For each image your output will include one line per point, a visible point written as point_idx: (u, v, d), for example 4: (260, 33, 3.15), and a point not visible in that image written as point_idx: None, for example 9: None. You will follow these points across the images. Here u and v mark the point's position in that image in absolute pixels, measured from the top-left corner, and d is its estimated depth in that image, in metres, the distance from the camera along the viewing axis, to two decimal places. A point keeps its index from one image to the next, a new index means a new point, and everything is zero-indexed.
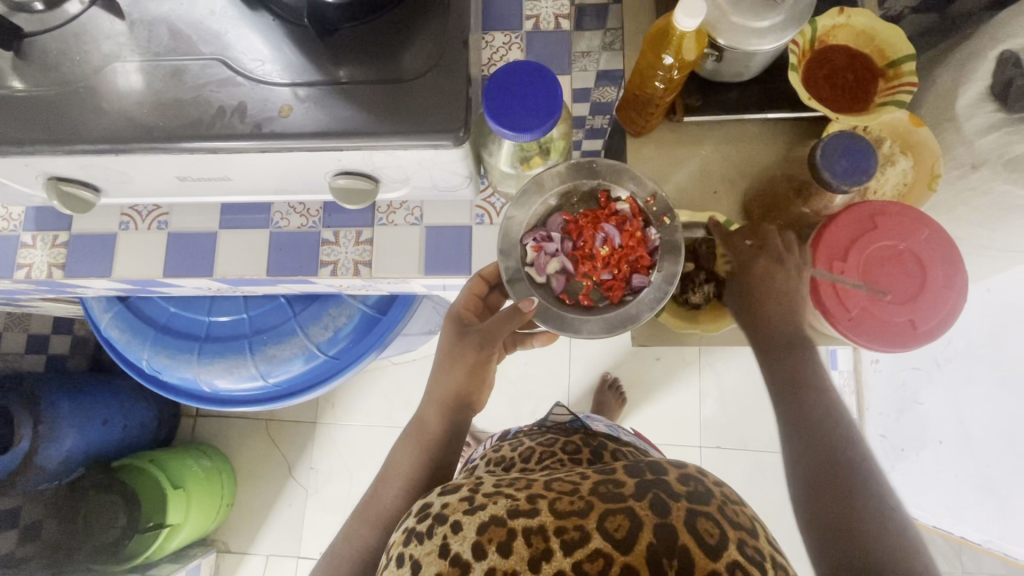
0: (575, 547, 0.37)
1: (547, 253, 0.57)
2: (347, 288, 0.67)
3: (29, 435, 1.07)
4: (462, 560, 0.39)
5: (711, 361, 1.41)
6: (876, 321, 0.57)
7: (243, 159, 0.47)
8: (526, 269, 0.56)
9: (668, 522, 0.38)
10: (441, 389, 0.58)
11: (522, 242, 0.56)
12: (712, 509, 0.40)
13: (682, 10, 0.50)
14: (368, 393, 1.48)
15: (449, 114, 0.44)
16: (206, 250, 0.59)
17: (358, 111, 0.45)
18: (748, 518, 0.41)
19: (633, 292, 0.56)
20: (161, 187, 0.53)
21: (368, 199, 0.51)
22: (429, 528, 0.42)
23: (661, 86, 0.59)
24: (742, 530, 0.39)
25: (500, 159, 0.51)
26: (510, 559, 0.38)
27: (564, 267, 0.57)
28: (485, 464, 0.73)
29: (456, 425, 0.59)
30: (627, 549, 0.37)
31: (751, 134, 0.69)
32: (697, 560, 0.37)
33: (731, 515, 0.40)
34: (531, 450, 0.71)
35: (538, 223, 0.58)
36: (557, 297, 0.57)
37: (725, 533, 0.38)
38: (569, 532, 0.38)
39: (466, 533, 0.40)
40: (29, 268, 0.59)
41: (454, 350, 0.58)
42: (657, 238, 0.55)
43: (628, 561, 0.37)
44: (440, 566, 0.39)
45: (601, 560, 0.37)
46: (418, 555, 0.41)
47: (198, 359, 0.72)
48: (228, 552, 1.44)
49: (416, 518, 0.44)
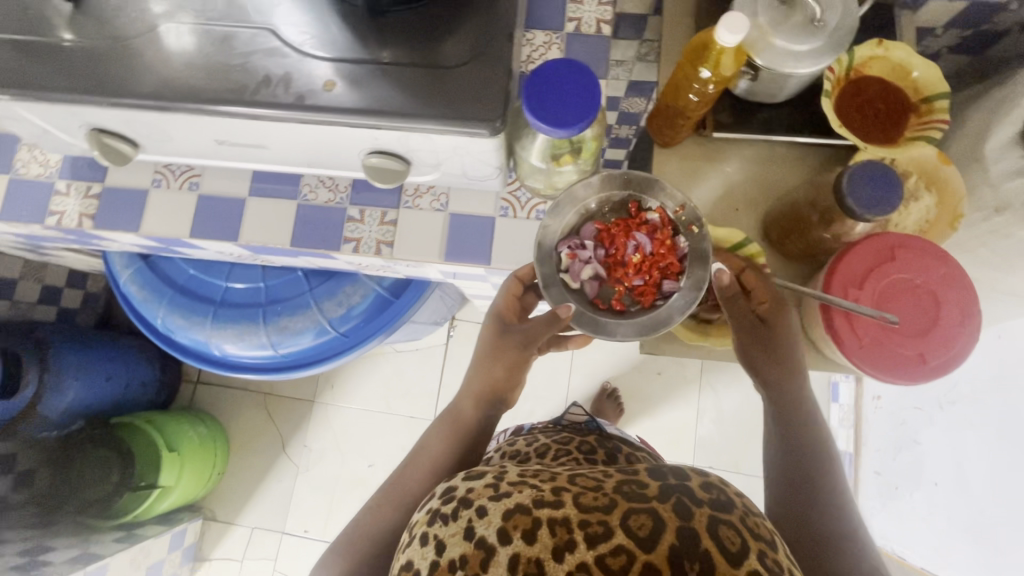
0: (598, 541, 0.44)
1: (581, 261, 0.58)
2: (365, 268, 0.67)
3: (34, 382, 1.09)
4: (488, 543, 0.46)
5: (712, 381, 1.42)
6: (887, 351, 0.58)
7: (283, 130, 0.48)
8: (561, 275, 0.57)
9: (690, 526, 0.45)
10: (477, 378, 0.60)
11: (558, 249, 0.57)
12: (732, 516, 0.46)
13: (724, 25, 0.50)
14: (368, 377, 1.49)
15: (487, 104, 0.45)
16: (233, 216, 0.59)
17: (397, 92, 0.45)
18: (767, 531, 0.47)
19: (664, 298, 0.57)
20: (198, 149, 0.54)
21: (398, 179, 0.52)
22: (456, 511, 0.49)
23: (695, 99, 0.60)
24: (761, 542, 0.46)
25: (531, 154, 0.50)
26: (534, 547, 0.45)
27: (597, 274, 0.58)
28: (499, 457, 0.75)
29: (487, 420, 0.62)
30: (649, 549, 0.43)
31: (779, 156, 0.70)
32: (717, 562, 0.43)
33: (750, 527, 0.46)
34: (546, 446, 0.73)
35: (571, 231, 0.59)
36: (590, 302, 0.58)
37: (745, 543, 0.44)
38: (593, 526, 0.45)
39: (491, 518, 0.47)
40: (61, 216, 0.60)
41: (494, 349, 0.61)
42: (686, 245, 0.56)
43: (650, 558, 0.43)
44: (466, 546, 0.46)
45: (624, 555, 0.43)
46: (445, 535, 0.48)
47: (212, 322, 0.73)
48: (214, 521, 1.45)
49: (441, 500, 0.51)
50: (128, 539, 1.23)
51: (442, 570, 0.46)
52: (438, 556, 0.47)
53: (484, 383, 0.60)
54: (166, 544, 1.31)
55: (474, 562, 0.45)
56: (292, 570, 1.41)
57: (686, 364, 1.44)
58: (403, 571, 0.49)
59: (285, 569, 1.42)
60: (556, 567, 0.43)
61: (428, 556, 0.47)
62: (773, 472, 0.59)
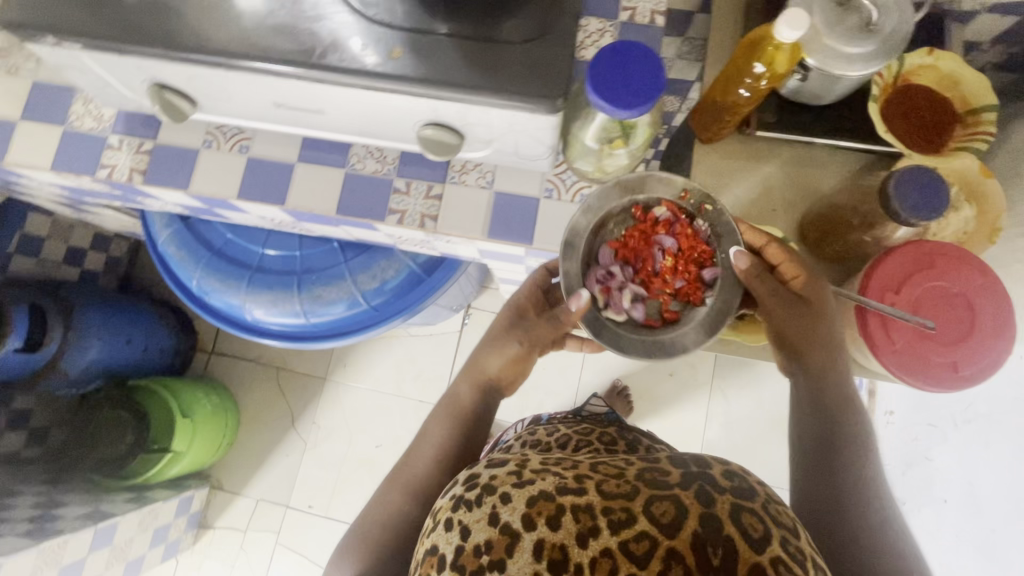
0: (622, 527, 0.44)
1: (617, 289, 0.59)
2: (403, 243, 0.68)
3: (58, 338, 1.10)
4: (512, 529, 0.46)
5: (723, 387, 1.42)
6: (920, 358, 0.58)
7: (343, 95, 0.49)
8: (604, 312, 0.58)
9: (713, 512, 0.45)
10: (482, 369, 0.71)
11: (590, 289, 0.58)
12: (757, 506, 0.46)
13: (785, 21, 0.50)
14: (381, 359, 1.50)
15: (550, 81, 0.45)
16: (280, 180, 0.60)
17: (460, 64, 0.46)
18: (790, 519, 0.46)
19: (710, 287, 0.58)
20: (255, 110, 0.54)
21: (450, 153, 0.52)
22: (478, 497, 0.49)
23: (745, 94, 0.60)
24: (785, 529, 0.45)
25: (587, 133, 0.50)
26: (559, 533, 0.45)
27: (637, 293, 0.59)
28: (521, 445, 0.80)
29: (485, 404, 0.71)
30: (672, 534, 0.44)
31: (820, 159, 0.70)
32: (741, 549, 0.43)
33: (775, 515, 0.45)
34: (567, 437, 0.78)
35: (591, 262, 0.59)
36: (645, 324, 0.59)
37: (769, 529, 0.44)
38: (617, 512, 0.45)
39: (514, 505, 0.47)
40: (112, 169, 0.61)
41: (501, 336, 0.70)
42: (706, 227, 0.58)
43: (673, 544, 0.43)
44: (491, 532, 0.47)
45: (647, 542, 0.44)
46: (468, 521, 0.48)
47: (246, 286, 0.74)
48: (220, 490, 1.46)
49: (464, 487, 0.52)
50: (139, 501, 1.22)
51: (467, 555, 0.47)
52: (463, 542, 0.47)
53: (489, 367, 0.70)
54: (173, 508, 1.30)
55: (500, 548, 0.46)
56: (295, 544, 1.43)
57: (698, 367, 1.44)
58: (426, 556, 0.49)
59: (287, 543, 1.43)
60: (581, 552, 0.44)
61: (452, 542, 0.48)
62: (803, 463, 0.60)
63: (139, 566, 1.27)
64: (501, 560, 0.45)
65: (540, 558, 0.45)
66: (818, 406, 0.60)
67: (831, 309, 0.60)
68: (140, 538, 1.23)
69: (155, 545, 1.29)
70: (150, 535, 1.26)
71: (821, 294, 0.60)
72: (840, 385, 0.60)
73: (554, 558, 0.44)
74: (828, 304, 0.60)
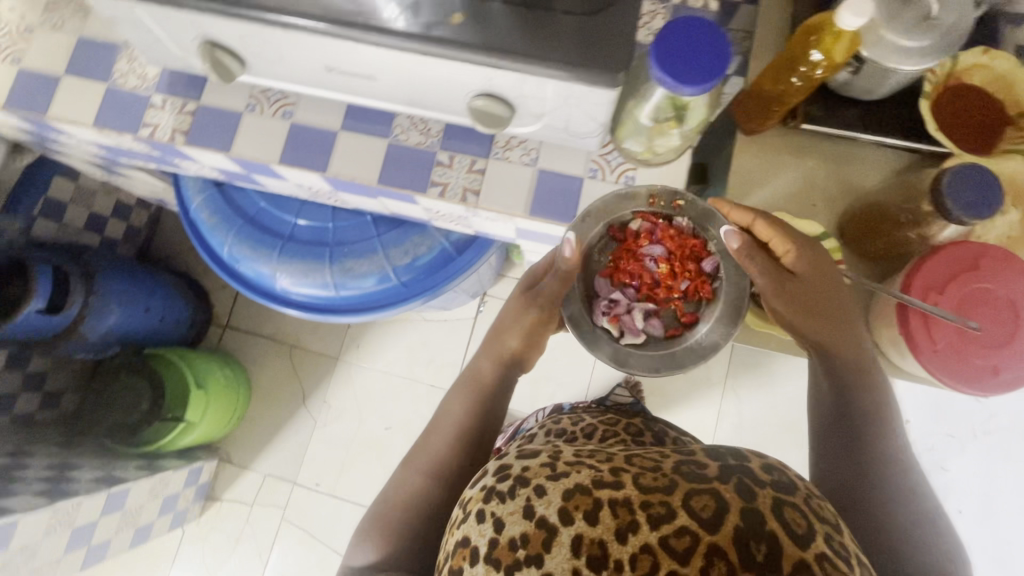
0: (662, 523, 0.43)
1: (625, 313, 0.68)
2: (439, 219, 0.68)
3: (79, 303, 1.11)
4: (548, 523, 0.45)
5: (736, 387, 1.42)
6: (960, 360, 0.57)
7: (397, 61, 0.48)
8: (624, 339, 0.67)
9: (754, 507, 0.44)
10: (502, 344, 0.71)
11: (600, 323, 0.67)
12: (798, 501, 0.45)
13: (850, 8, 0.49)
14: (394, 342, 1.50)
15: (612, 56, 0.44)
16: (323, 147, 0.60)
17: (521, 34, 0.45)
18: (832, 514, 0.46)
19: (715, 278, 0.67)
20: (305, 74, 0.54)
21: (500, 125, 0.52)
22: (512, 489, 0.49)
23: (797, 83, 0.59)
24: (827, 525, 0.45)
25: (643, 110, 0.50)
26: (597, 528, 0.44)
27: (650, 308, 0.68)
28: (546, 434, 0.81)
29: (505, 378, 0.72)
30: (714, 531, 0.43)
31: (864, 155, 0.69)
32: (786, 547, 0.42)
33: (816, 509, 0.45)
34: (593, 427, 0.79)
35: (594, 298, 0.69)
36: (669, 332, 0.68)
37: (812, 526, 0.43)
38: (656, 507, 0.44)
39: (549, 498, 0.47)
40: (154, 128, 0.61)
41: (517, 309, 0.70)
42: (685, 221, 0.66)
43: (715, 540, 0.42)
44: (526, 525, 0.46)
45: (688, 537, 0.43)
46: (502, 514, 0.47)
47: (278, 255, 0.74)
48: (229, 464, 1.46)
49: (495, 478, 0.51)
50: (151, 468, 1.22)
51: (502, 548, 0.46)
52: (497, 534, 0.47)
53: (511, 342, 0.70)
54: (183, 478, 1.30)
55: (536, 542, 0.45)
56: (301, 521, 1.43)
57: (713, 366, 1.43)
58: (458, 548, 0.49)
59: (293, 519, 1.43)
60: (620, 548, 0.43)
61: (486, 534, 0.47)
62: (826, 444, 0.60)
63: (148, 533, 1.27)
64: (538, 555, 0.44)
65: (578, 554, 0.44)
66: (840, 383, 0.60)
67: (831, 281, 0.60)
68: (150, 504, 1.22)
69: (164, 513, 1.28)
70: (160, 503, 1.25)
71: (820, 267, 0.60)
72: (858, 353, 0.60)
73: (594, 554, 0.43)
74: (827, 276, 0.60)
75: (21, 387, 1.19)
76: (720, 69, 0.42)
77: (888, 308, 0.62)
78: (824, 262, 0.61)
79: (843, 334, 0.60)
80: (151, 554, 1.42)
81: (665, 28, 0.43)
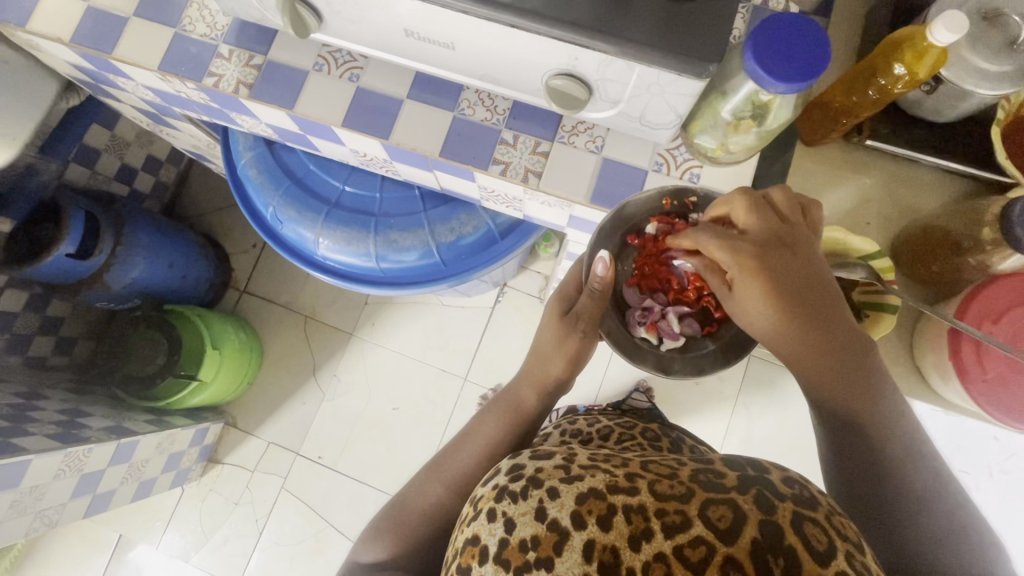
0: (676, 531, 0.41)
1: (661, 320, 0.64)
2: (490, 199, 0.67)
3: (107, 251, 1.11)
4: (561, 527, 0.44)
5: (748, 403, 1.41)
6: (1009, 393, 0.57)
7: (482, 33, 0.47)
8: (665, 346, 0.64)
9: (773, 520, 0.40)
10: (545, 371, 0.73)
11: (637, 334, 0.65)
12: (817, 515, 0.41)
13: (943, 23, 0.48)
14: (410, 323, 1.50)
15: (708, 46, 0.43)
16: (387, 115, 0.59)
17: (619, 16, 0.44)
18: (854, 532, 0.42)
19: None
20: (380, 37, 0.53)
21: (575, 107, 0.51)
22: (524, 490, 0.48)
23: (873, 96, 0.58)
24: (848, 542, 0.40)
25: (724, 103, 0.50)
26: (610, 534, 0.43)
27: (684, 311, 0.65)
28: (561, 434, 0.82)
29: (544, 408, 0.76)
30: (730, 542, 0.40)
31: (923, 178, 0.68)
32: (804, 561, 0.39)
33: (838, 525, 0.41)
34: (609, 429, 0.79)
35: (626, 308, 0.67)
36: (706, 329, 0.65)
37: (834, 543, 0.40)
38: (671, 515, 0.42)
39: (563, 501, 0.45)
40: (219, 79, 0.61)
41: (559, 338, 0.71)
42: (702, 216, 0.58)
43: (731, 552, 0.39)
44: (537, 528, 0.45)
45: (703, 547, 0.40)
46: (513, 514, 0.46)
47: (323, 221, 0.75)
48: (234, 428, 1.46)
49: (508, 478, 0.50)
50: (159, 424, 1.22)
51: (512, 550, 0.45)
52: (508, 534, 0.46)
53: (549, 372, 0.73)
54: (190, 437, 1.30)
55: (547, 545, 0.44)
56: (300, 491, 1.43)
57: (727, 380, 1.42)
58: (467, 546, 0.48)
59: (292, 490, 1.43)
60: (633, 556, 0.41)
61: (496, 533, 0.46)
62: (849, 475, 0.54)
63: (151, 487, 1.26)
64: (548, 558, 0.43)
65: (589, 560, 0.42)
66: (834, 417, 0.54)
67: (791, 284, 0.52)
68: (156, 460, 1.22)
69: (168, 470, 1.28)
70: (166, 459, 1.25)
71: (768, 275, 0.51)
72: (843, 386, 0.53)
73: (606, 561, 0.42)
74: (785, 282, 0.51)
75: (38, 330, 1.19)
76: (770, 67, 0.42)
77: (937, 335, 0.61)
78: (776, 268, 0.51)
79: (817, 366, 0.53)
80: (149, 509, 1.43)
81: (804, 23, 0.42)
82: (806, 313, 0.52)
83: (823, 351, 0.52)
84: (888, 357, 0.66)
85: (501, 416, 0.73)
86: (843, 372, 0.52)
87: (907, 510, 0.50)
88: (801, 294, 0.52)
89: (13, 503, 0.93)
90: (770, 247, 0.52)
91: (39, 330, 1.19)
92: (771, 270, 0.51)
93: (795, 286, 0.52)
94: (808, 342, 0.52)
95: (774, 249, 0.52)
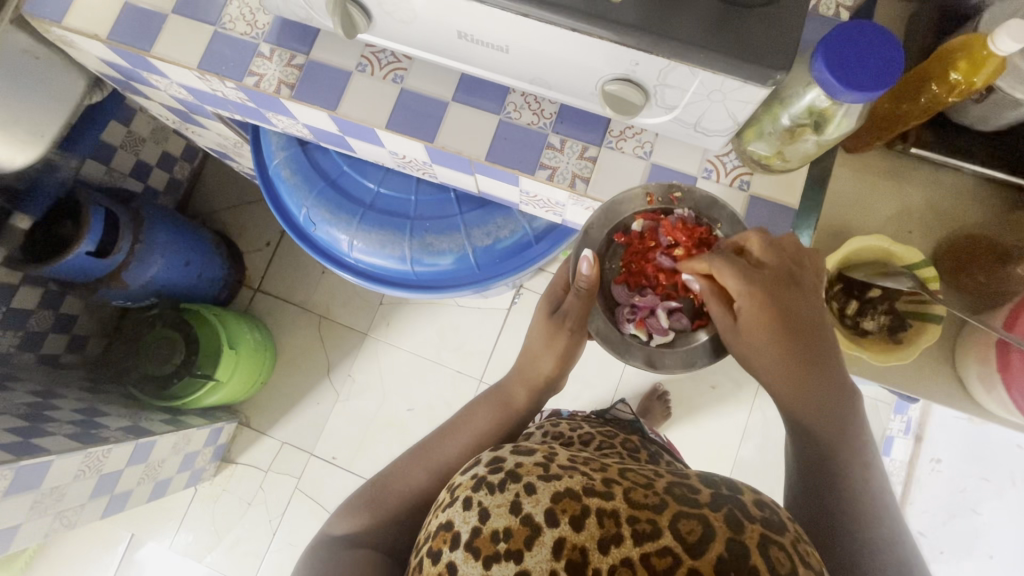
0: (645, 539, 0.40)
1: (649, 315, 0.62)
2: (530, 204, 0.68)
3: (126, 249, 1.09)
4: (533, 522, 0.43)
5: (764, 408, 1.40)
6: None
7: (539, 37, 0.46)
8: (654, 342, 0.61)
9: (742, 540, 0.40)
10: (536, 370, 0.70)
11: (626, 330, 0.62)
12: (785, 540, 0.41)
13: (1007, 32, 0.47)
14: (423, 323, 1.49)
15: (776, 53, 0.42)
16: (433, 116, 0.59)
17: (685, 22, 0.42)
18: (817, 562, 0.42)
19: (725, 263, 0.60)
20: (431, 38, 0.52)
21: (630, 113, 0.50)
22: (502, 482, 0.46)
23: (925, 104, 0.58)
24: (811, 570, 0.40)
25: (784, 109, 0.51)
26: (580, 534, 0.41)
27: (671, 307, 0.62)
28: (542, 436, 0.77)
29: (537, 401, 0.74)
30: (696, 556, 0.39)
31: (964, 189, 0.67)
32: None
33: (803, 553, 0.41)
34: (591, 436, 0.76)
35: (612, 306, 0.64)
36: (693, 325, 0.63)
37: (796, 568, 0.39)
38: (642, 523, 0.41)
39: (539, 497, 0.44)
40: (260, 78, 0.60)
41: (548, 337, 0.68)
42: (683, 209, 0.59)
43: (696, 565, 0.39)
44: (511, 520, 0.43)
45: (669, 558, 0.40)
46: (489, 505, 0.44)
47: (358, 224, 0.76)
48: (248, 428, 1.45)
49: (488, 468, 0.48)
50: (175, 424, 1.21)
51: (483, 539, 0.43)
52: (481, 523, 0.44)
53: (540, 372, 0.71)
54: (205, 437, 1.28)
55: (519, 538, 0.42)
56: (313, 492, 1.42)
57: (743, 384, 1.42)
58: (439, 530, 0.46)
59: (305, 490, 1.42)
60: (600, 557, 0.40)
61: (470, 521, 0.44)
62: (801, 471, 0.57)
63: (166, 487, 1.25)
64: (518, 551, 0.42)
65: (558, 556, 0.41)
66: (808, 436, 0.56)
67: (798, 319, 0.53)
68: (172, 459, 1.21)
69: (183, 469, 1.26)
70: (182, 459, 1.24)
71: (777, 308, 0.53)
72: (836, 421, 0.55)
73: (573, 559, 0.41)
74: (791, 316, 0.53)
75: (53, 327, 1.18)
76: (865, 35, 0.43)
77: (983, 341, 0.61)
78: (786, 303, 0.53)
79: (818, 400, 0.54)
80: (161, 508, 1.42)
81: (851, 76, 0.42)
82: (811, 348, 0.53)
83: (826, 387, 0.54)
84: (925, 368, 0.66)
85: (492, 410, 0.71)
86: (843, 409, 0.55)
87: (864, 516, 0.54)
88: (806, 331, 0.53)
89: (34, 504, 0.92)
90: (783, 286, 0.53)
91: (52, 327, 1.18)
92: (782, 306, 0.53)
93: (804, 322, 0.53)
94: (812, 380, 0.54)
95: (786, 284, 0.53)
